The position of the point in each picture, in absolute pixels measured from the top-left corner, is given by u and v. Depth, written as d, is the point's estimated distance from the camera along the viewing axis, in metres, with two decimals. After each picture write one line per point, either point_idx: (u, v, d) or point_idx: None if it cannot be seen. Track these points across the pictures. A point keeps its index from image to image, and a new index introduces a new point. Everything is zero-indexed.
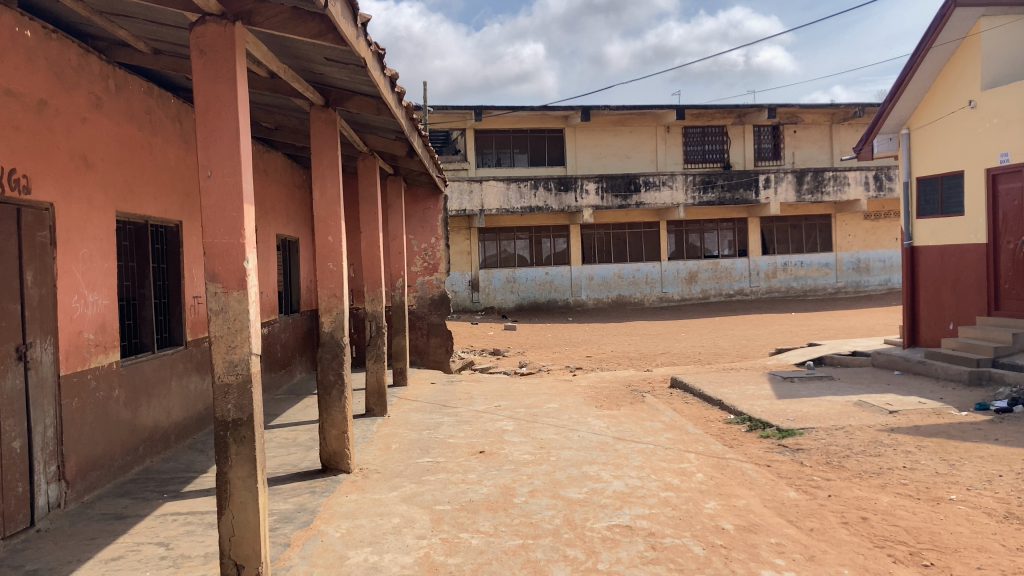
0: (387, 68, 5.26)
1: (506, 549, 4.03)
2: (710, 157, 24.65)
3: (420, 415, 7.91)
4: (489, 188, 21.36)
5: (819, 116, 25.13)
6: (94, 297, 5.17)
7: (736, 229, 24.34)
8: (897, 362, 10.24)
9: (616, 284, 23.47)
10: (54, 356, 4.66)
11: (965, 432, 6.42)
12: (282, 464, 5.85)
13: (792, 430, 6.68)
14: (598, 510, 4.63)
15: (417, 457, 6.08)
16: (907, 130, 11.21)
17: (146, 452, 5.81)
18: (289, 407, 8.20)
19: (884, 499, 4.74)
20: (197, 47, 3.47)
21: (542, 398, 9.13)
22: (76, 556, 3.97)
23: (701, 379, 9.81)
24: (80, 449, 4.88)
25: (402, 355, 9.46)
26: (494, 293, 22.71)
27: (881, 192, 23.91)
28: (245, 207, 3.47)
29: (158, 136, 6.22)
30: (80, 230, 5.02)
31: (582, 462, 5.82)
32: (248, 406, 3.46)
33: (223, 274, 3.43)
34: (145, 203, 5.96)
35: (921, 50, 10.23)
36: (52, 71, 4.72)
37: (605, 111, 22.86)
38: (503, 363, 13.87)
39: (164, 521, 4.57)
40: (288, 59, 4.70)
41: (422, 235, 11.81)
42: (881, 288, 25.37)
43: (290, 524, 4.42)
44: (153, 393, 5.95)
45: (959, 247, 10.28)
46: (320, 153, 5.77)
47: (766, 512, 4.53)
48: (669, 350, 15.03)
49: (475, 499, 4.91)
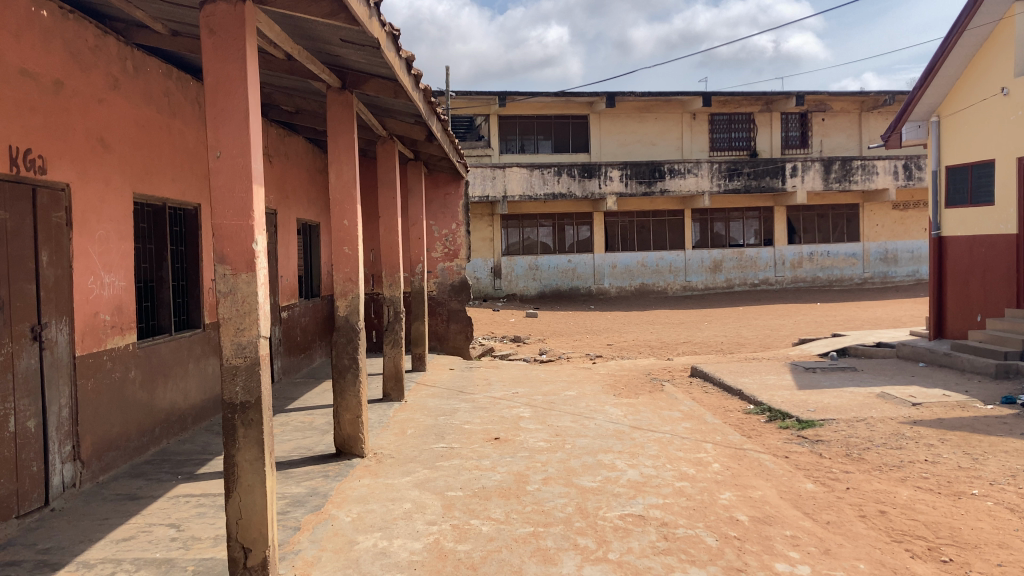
0: (403, 50, 5.19)
1: (517, 536, 3.98)
2: (736, 144, 24.38)
3: (436, 400, 7.90)
4: (512, 173, 21.25)
5: (848, 103, 24.74)
6: (111, 278, 5.18)
7: (762, 218, 24.06)
8: (922, 353, 10.07)
9: (639, 273, 23.32)
10: (69, 337, 4.68)
11: (990, 425, 6.28)
12: (297, 448, 5.86)
13: (812, 420, 6.58)
14: (611, 499, 4.57)
15: (431, 443, 6.06)
16: (937, 118, 10.99)
17: (163, 434, 5.84)
18: (307, 391, 8.21)
19: (903, 493, 4.65)
20: (206, 25, 3.41)
21: (560, 385, 9.09)
22: (88, 536, 3.99)
23: (722, 368, 9.71)
24: (96, 430, 4.91)
25: (421, 340, 9.43)
26: (516, 280, 22.66)
27: (910, 182, 23.50)
28: (254, 188, 3.43)
29: (177, 118, 6.22)
30: (96, 211, 5.02)
31: (597, 450, 5.76)
32: (256, 389, 3.42)
33: (231, 255, 3.40)
34: (164, 186, 5.97)
35: (953, 35, 10.00)
36: (69, 51, 4.71)
37: (630, 97, 22.65)
38: (523, 349, 13.83)
39: (177, 502, 4.59)
40: (302, 40, 4.66)
41: (443, 221, 11.77)
42: (909, 279, 24.99)
43: (301, 508, 4.41)
44: (170, 374, 5.97)
45: (989, 238, 10.04)
46: (336, 136, 5.72)
47: (782, 504, 4.45)
48: (691, 339, 14.91)
49: (487, 486, 4.88)
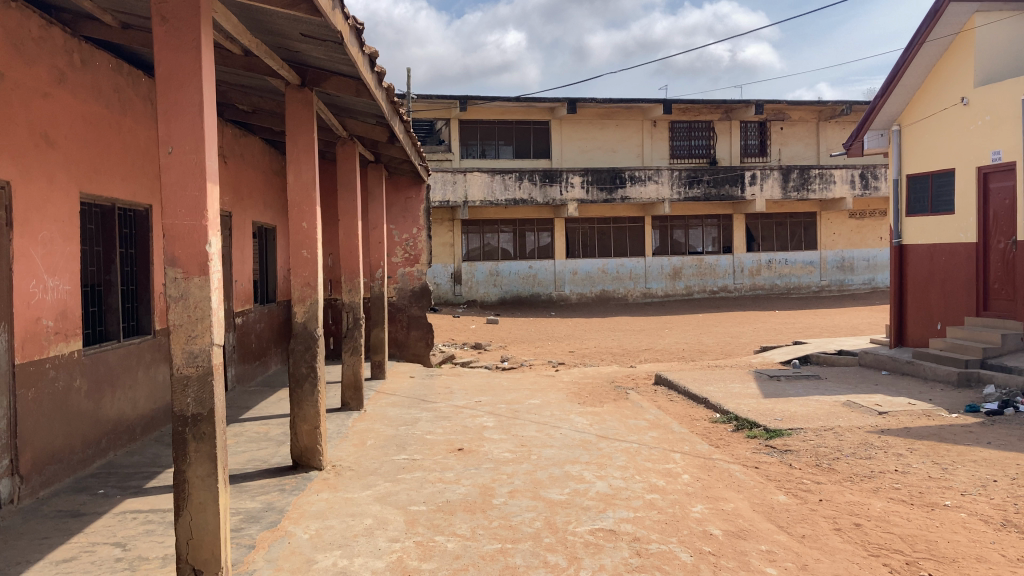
0: (366, 46, 4.99)
1: (484, 554, 3.81)
2: (696, 152, 24.53)
3: (397, 409, 7.68)
4: (473, 179, 21.10)
5: (806, 113, 25.04)
6: (54, 282, 4.90)
7: (721, 226, 24.21)
8: (884, 361, 10.13)
9: (600, 279, 23.31)
10: (8, 343, 4.40)
11: (957, 434, 6.27)
12: (251, 460, 5.61)
13: (780, 430, 6.51)
14: (581, 513, 4.42)
15: (393, 454, 5.86)
16: (898, 127, 11.09)
17: (110, 446, 5.56)
18: (262, 400, 7.93)
19: (877, 504, 4.57)
20: (158, 13, 3.18)
21: (524, 393, 8.93)
22: (25, 557, 3.72)
23: (686, 376, 9.64)
24: (37, 442, 4.63)
25: (381, 347, 9.25)
26: (477, 286, 22.50)
27: (867, 191, 23.83)
28: (208, 187, 3.22)
29: (128, 115, 5.96)
30: (39, 211, 4.74)
31: (564, 461, 5.62)
32: (208, 401, 3.21)
33: (184, 259, 3.18)
34: (113, 185, 5.70)
35: (914, 46, 10.08)
36: (10, 41, 4.44)
37: (591, 104, 22.63)
38: (484, 357, 13.67)
39: (123, 519, 4.33)
40: (261, 34, 4.45)
41: (404, 225, 11.54)
42: (864, 287, 25.34)
43: (256, 524, 4.18)
44: (118, 383, 5.69)
45: (949, 246, 10.15)
46: (295, 136, 5.50)
47: (756, 517, 4.35)
48: (653, 346, 14.87)
49: (452, 499, 4.70)
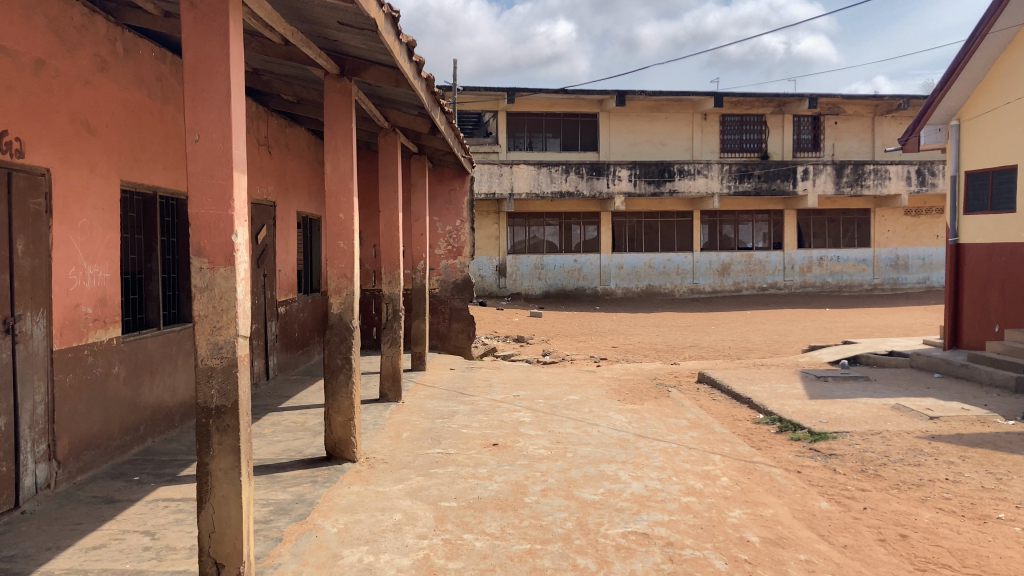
0: (403, 35, 4.94)
1: (513, 554, 3.73)
2: (747, 146, 24.08)
3: (435, 402, 7.64)
4: (519, 171, 21.03)
5: (862, 107, 24.42)
6: (94, 270, 4.94)
7: (771, 221, 23.73)
8: (937, 364, 9.79)
9: (646, 274, 23.05)
10: (46, 329, 4.43)
11: (1013, 443, 6.00)
12: (286, 450, 5.60)
13: (826, 432, 6.31)
14: (614, 514, 4.31)
15: (427, 448, 5.80)
16: (957, 121, 10.71)
17: (148, 432, 5.61)
18: (302, 390, 7.95)
19: (925, 515, 4.38)
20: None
21: (563, 388, 8.83)
22: (56, 543, 3.74)
23: (730, 375, 9.43)
24: (74, 429, 4.67)
25: (421, 339, 9.22)
26: (521, 279, 22.41)
27: (923, 188, 23.09)
28: (235, 175, 3.18)
29: (170, 104, 5.99)
30: (80, 199, 4.78)
31: (600, 460, 5.51)
32: (232, 393, 3.17)
33: (210, 249, 3.14)
34: (154, 173, 5.73)
35: (976, 37, 9.70)
36: (52, 29, 4.46)
37: (640, 96, 22.36)
38: (526, 350, 13.59)
39: (155, 507, 4.34)
40: (298, 22, 4.41)
41: (447, 217, 11.49)
42: (919, 286, 24.65)
43: (286, 517, 4.15)
44: (157, 370, 5.73)
45: (1009, 246, 9.75)
46: (333, 126, 5.44)
47: (796, 524, 4.19)
48: (699, 343, 14.62)
49: (484, 497, 4.62)
